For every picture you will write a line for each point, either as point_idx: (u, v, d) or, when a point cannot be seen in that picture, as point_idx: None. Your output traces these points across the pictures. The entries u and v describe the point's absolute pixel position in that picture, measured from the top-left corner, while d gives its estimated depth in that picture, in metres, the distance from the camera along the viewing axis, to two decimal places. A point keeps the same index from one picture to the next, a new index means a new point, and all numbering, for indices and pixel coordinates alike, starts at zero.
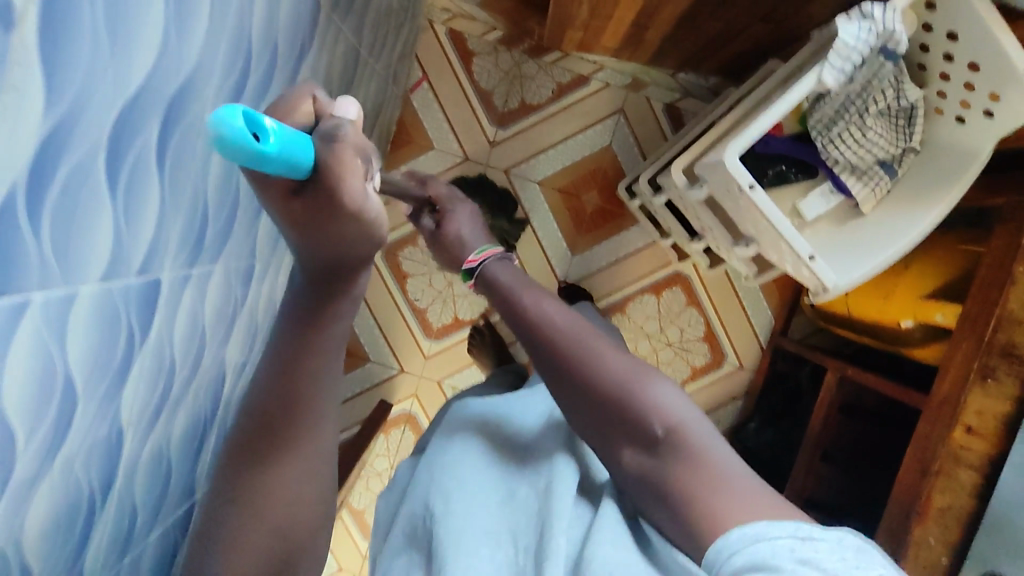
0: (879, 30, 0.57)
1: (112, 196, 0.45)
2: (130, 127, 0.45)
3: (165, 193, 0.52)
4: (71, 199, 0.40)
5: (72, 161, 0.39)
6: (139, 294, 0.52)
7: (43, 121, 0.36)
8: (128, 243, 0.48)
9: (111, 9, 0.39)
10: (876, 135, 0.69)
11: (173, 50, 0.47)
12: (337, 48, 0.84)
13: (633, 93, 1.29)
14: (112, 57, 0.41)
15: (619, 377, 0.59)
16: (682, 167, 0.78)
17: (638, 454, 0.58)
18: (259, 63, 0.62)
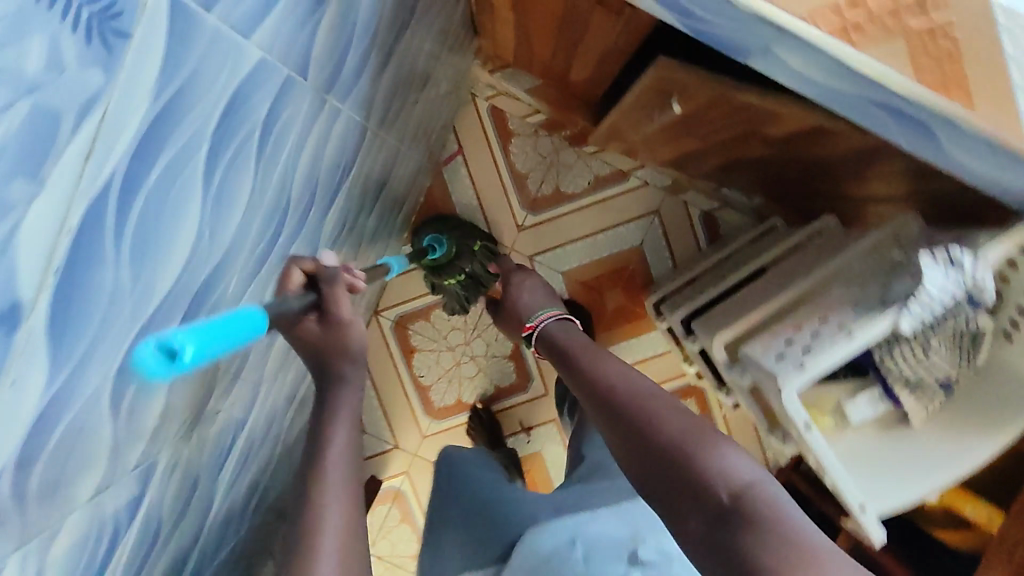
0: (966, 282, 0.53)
1: (115, 413, 0.40)
2: None
3: (176, 373, 0.47)
4: (67, 444, 0.36)
5: (73, 412, 0.34)
6: (130, 485, 0.47)
7: (44, 394, 0.31)
8: (127, 442, 0.44)
9: (139, 246, 0.34)
10: (936, 358, 0.64)
11: (206, 249, 0.42)
12: (374, 157, 0.80)
13: (671, 196, 1.24)
14: (135, 291, 0.36)
15: (678, 437, 0.51)
16: (726, 341, 0.73)
17: (702, 522, 0.48)
18: (295, 213, 0.57)
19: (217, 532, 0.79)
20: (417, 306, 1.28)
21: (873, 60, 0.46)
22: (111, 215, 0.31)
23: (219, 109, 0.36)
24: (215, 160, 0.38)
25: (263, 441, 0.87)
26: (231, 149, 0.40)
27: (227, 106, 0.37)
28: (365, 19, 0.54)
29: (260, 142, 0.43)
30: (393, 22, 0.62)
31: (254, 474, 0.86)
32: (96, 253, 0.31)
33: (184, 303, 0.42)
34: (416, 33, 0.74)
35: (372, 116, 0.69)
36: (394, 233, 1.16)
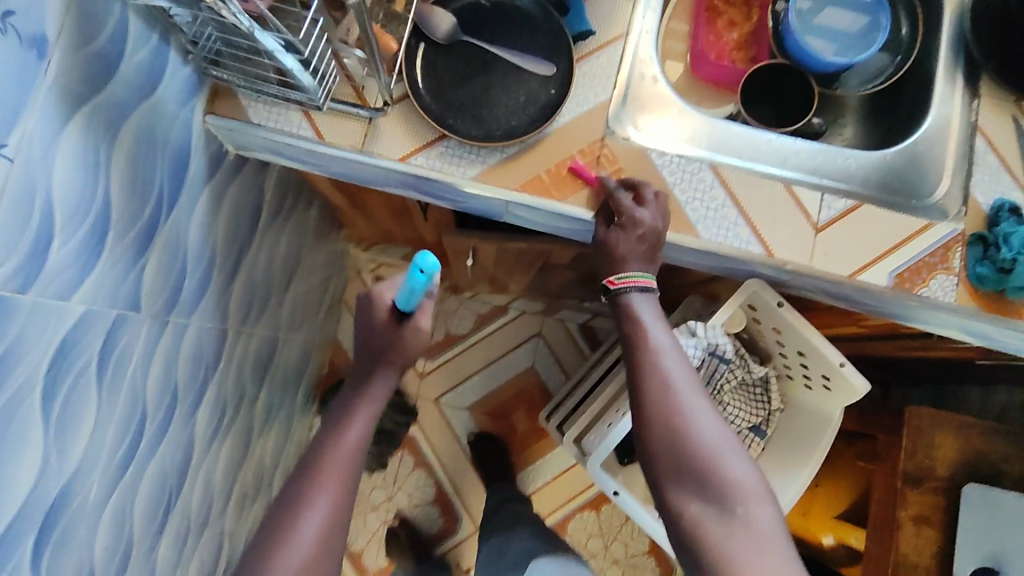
0: (704, 345, 0.66)
1: (43, 424, 0.48)
2: (70, 411, 0.51)
3: (49, 445, 0.50)
4: None
5: (0, 400, 0.43)
6: None
7: None
8: (12, 476, 0.46)
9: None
10: (734, 407, 0.76)
11: (72, 423, 0.52)
12: (251, 347, 0.90)
13: (548, 318, 1.39)
14: (73, 389, 0.51)
15: (715, 438, 0.57)
16: (573, 436, 0.85)
17: (693, 518, 0.56)
18: (154, 422, 0.65)
19: None
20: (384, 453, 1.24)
21: (568, 203, 0.64)
22: None
23: (51, 349, 0.47)
24: (52, 392, 0.49)
25: None
26: None
27: (56, 352, 0.48)
28: (192, 248, 0.66)
29: (99, 371, 0.54)
30: (229, 247, 0.75)
31: None
32: None
33: (77, 435, 0.53)
34: (269, 235, 0.87)
35: (230, 319, 0.80)
36: (299, 409, 1.23)
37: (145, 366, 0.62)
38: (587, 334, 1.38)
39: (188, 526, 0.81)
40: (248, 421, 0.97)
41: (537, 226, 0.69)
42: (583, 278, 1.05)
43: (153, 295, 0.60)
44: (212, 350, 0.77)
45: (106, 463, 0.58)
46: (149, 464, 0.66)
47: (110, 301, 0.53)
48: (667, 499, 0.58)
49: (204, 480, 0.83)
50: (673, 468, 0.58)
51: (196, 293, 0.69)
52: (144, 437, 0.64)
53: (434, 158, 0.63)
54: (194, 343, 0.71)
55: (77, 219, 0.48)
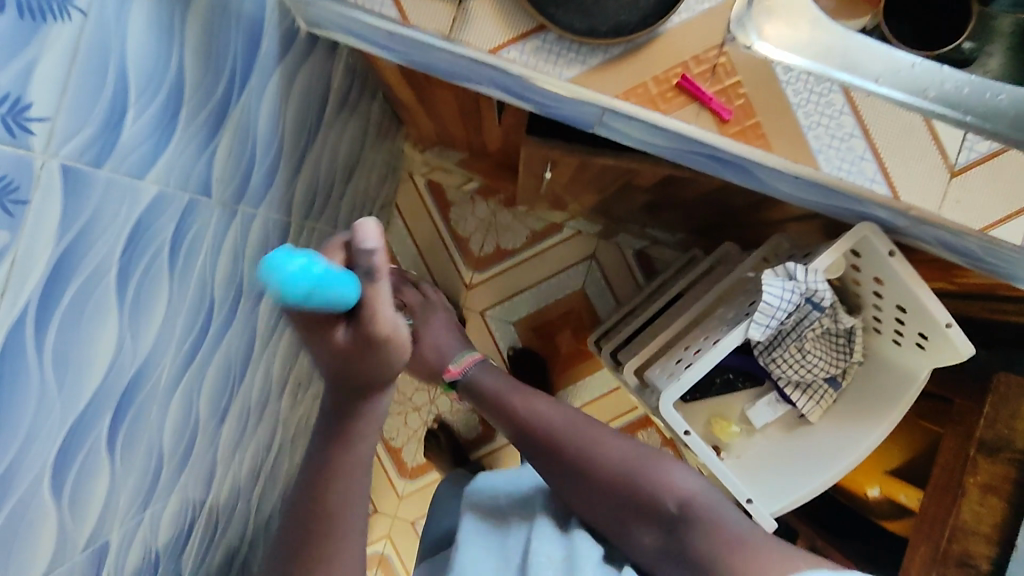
0: (802, 290, 0.60)
1: (118, 307, 0.47)
2: (143, 295, 0.50)
3: (124, 328, 0.49)
4: (34, 433, 0.42)
5: (77, 280, 0.42)
6: (55, 453, 0.45)
7: (52, 373, 0.42)
8: (90, 356, 0.46)
9: (58, 367, 0.43)
10: (814, 356, 0.72)
11: (145, 307, 0.51)
12: (311, 243, 0.88)
13: (604, 240, 1.33)
14: (145, 272, 0.49)
15: (625, 461, 0.66)
16: (634, 367, 0.82)
17: (654, 535, 0.62)
18: (222, 311, 0.65)
19: None
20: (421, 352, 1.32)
21: (674, 119, 0.56)
22: (26, 334, 0.39)
23: (125, 231, 0.45)
24: (127, 275, 0.47)
25: (231, 519, 0.92)
26: (69, 292, 0.42)
27: (130, 234, 0.46)
28: (261, 135, 0.62)
29: (170, 256, 0.52)
30: (296, 137, 0.71)
31: (219, 557, 0.90)
32: (19, 363, 0.39)
33: (150, 320, 0.52)
34: (334, 127, 0.83)
35: (294, 213, 0.78)
36: None
37: (213, 256, 0.60)
38: (644, 261, 1.33)
39: (246, 412, 0.83)
40: None
41: (630, 141, 0.62)
42: (655, 203, 0.99)
43: (222, 181, 0.57)
44: (276, 244, 0.75)
45: (176, 350, 0.58)
46: (215, 352, 0.66)
47: (182, 183, 0.51)
48: (626, 534, 0.63)
49: (263, 370, 0.84)
50: (621, 511, 0.64)
51: (264, 183, 0.66)
52: (211, 326, 0.64)
53: (529, 53, 0.56)
54: (258, 236, 0.69)
55: (150, 92, 0.44)
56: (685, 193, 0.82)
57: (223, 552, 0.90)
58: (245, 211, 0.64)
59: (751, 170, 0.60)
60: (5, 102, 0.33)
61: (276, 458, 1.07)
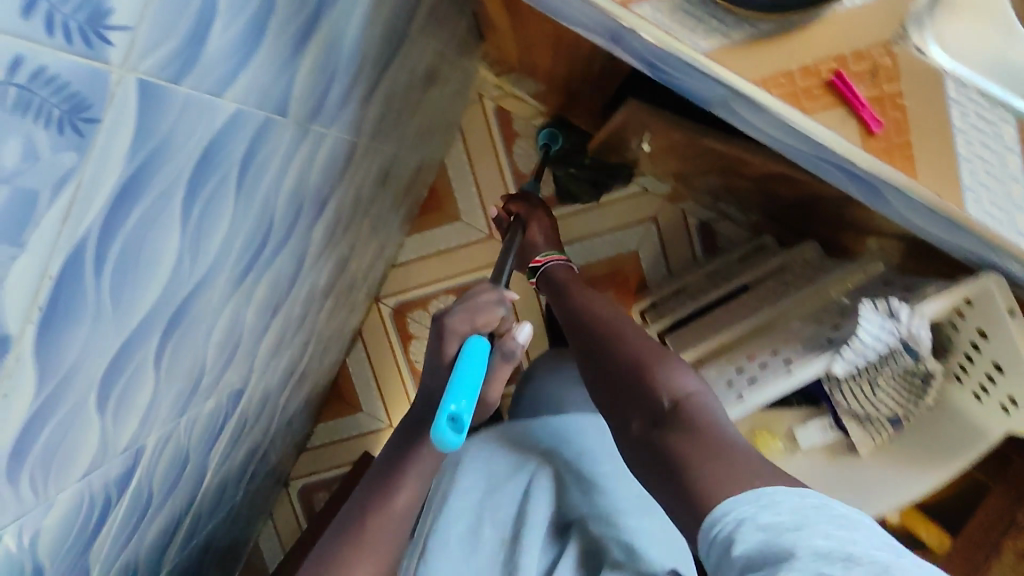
0: (900, 333, 0.55)
1: (179, 229, 0.44)
2: (207, 215, 0.47)
3: (183, 249, 0.46)
4: (84, 351, 0.40)
5: (143, 202, 0.38)
6: (103, 368, 0.44)
7: (107, 294, 0.40)
8: (146, 277, 0.43)
9: (115, 289, 0.40)
10: (883, 392, 0.67)
11: (206, 229, 0.48)
12: (373, 163, 0.84)
13: (669, 204, 1.26)
14: (210, 195, 0.46)
15: (638, 354, 0.68)
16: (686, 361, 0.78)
17: (645, 425, 0.63)
18: (279, 231, 0.62)
19: (211, 494, 0.88)
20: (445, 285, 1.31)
21: (814, 121, 0.49)
22: (87, 258, 0.36)
23: (197, 151, 0.41)
24: (193, 197, 0.44)
25: (259, 419, 0.94)
26: (133, 215, 0.38)
27: (200, 156, 0.42)
28: (346, 50, 0.57)
29: (238, 177, 0.48)
30: (379, 53, 0.65)
31: (242, 451, 0.93)
32: (76, 286, 0.37)
33: (211, 241, 0.49)
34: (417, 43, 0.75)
35: (362, 134, 0.73)
36: (395, 226, 1.21)
37: (279, 177, 0.56)
38: (706, 235, 1.26)
39: (288, 324, 0.83)
40: (354, 235, 0.94)
41: (751, 132, 0.55)
42: (740, 184, 0.91)
43: (299, 99, 0.52)
44: (340, 165, 0.71)
45: (231, 270, 0.56)
46: (266, 271, 0.64)
47: (260, 101, 0.46)
48: (622, 422, 0.66)
49: (309, 287, 0.83)
50: (621, 395, 0.67)
51: (340, 102, 0.61)
52: (266, 246, 0.61)
53: (665, 13, 0.49)
54: (325, 156, 0.65)
55: (240, 0, 0.38)
56: (782, 188, 0.75)
57: (247, 448, 0.93)
58: (316, 131, 0.59)
59: (882, 192, 0.53)
60: (84, 8, 0.28)
61: (306, 364, 1.08)
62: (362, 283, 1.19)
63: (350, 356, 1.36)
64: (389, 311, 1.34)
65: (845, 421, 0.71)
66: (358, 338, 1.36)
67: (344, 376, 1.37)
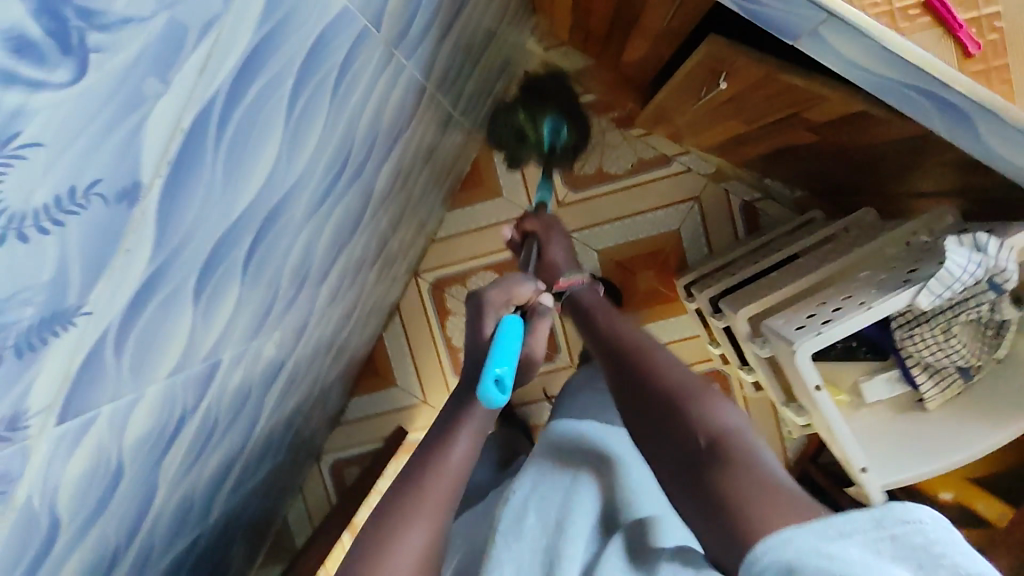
0: (989, 265, 0.54)
1: (282, 125, 0.45)
2: (306, 118, 0.47)
3: (283, 147, 0.47)
4: (190, 235, 0.41)
5: (263, 78, 0.39)
6: (203, 257, 0.44)
7: (221, 176, 0.41)
8: (249, 167, 0.44)
9: (226, 172, 0.41)
10: (959, 342, 0.66)
11: (302, 130, 0.48)
12: (432, 117, 0.85)
13: (712, 184, 1.25)
14: (311, 96, 0.46)
15: (682, 387, 0.66)
16: (748, 315, 0.77)
17: (677, 457, 0.61)
18: (356, 160, 0.63)
19: (258, 447, 0.88)
20: (455, 271, 1.34)
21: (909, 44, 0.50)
22: (212, 122, 0.37)
23: (310, 41, 0.42)
24: (298, 91, 0.44)
25: (306, 375, 0.94)
26: (253, 90, 0.39)
27: (311, 47, 0.43)
28: None
29: (334, 85, 0.49)
30: None
31: (290, 407, 0.93)
32: (198, 153, 0.37)
33: (303, 148, 0.50)
34: None
35: (432, 78, 0.74)
36: (439, 197, 1.21)
37: (363, 100, 0.57)
38: (749, 214, 1.24)
39: (346, 271, 0.84)
40: (405, 194, 0.95)
41: (834, 67, 0.55)
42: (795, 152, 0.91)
43: (390, 16, 0.53)
44: (409, 105, 0.71)
45: (315, 187, 0.56)
46: (338, 200, 0.64)
47: (363, 4, 0.47)
48: (653, 450, 0.64)
49: (367, 235, 0.84)
50: (656, 430, 0.65)
51: (420, 33, 0.62)
52: (343, 173, 0.62)
53: None
54: (401, 91, 0.65)
55: None
56: (851, 146, 0.73)
57: (293, 405, 0.93)
58: (398, 59, 0.60)
59: (972, 122, 0.52)
60: None
61: (349, 329, 1.08)
62: (404, 254, 1.20)
63: (387, 331, 1.37)
64: (427, 287, 1.35)
65: (917, 369, 0.70)
66: (396, 313, 1.36)
67: (380, 350, 1.38)
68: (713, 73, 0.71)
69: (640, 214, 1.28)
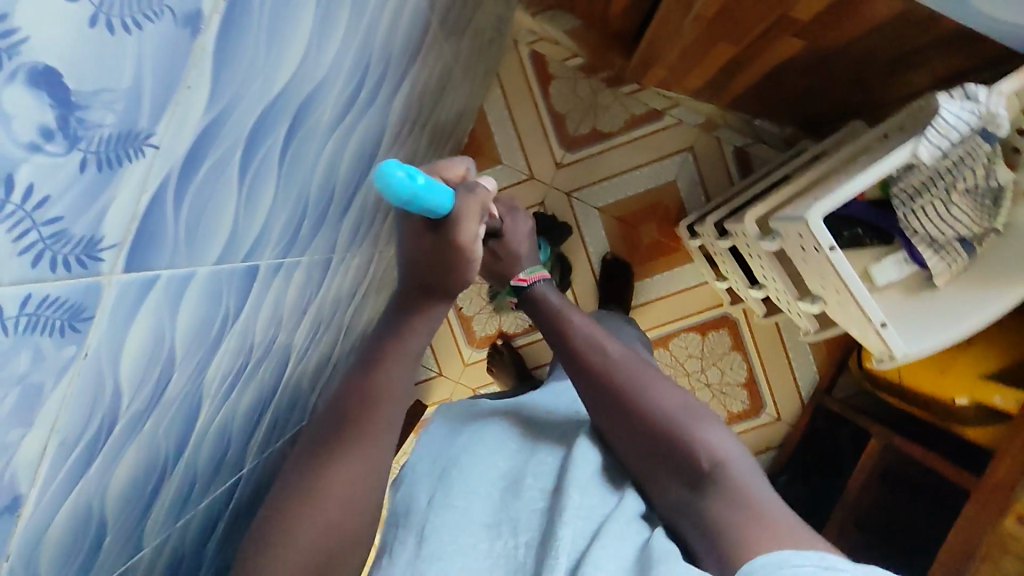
0: (981, 112, 0.57)
1: (314, 3, 0.48)
2: (332, 5, 0.50)
3: (314, 32, 0.49)
4: (237, 99, 0.43)
5: None
6: (248, 131, 0.47)
7: (264, 40, 0.43)
8: (286, 42, 0.46)
9: (269, 35, 0.43)
10: (959, 212, 0.69)
11: (330, 20, 0.51)
12: (436, 64, 0.89)
13: (704, 134, 1.30)
14: None
15: (670, 414, 0.71)
16: (755, 217, 0.80)
17: (675, 480, 0.69)
18: (373, 76, 0.66)
19: (286, 401, 0.89)
20: None
21: None
22: None
23: None
24: None
25: (328, 331, 0.95)
26: None
27: None
28: None
29: None
30: None
31: (314, 365, 0.94)
32: (246, 4, 0.40)
33: (331, 43, 0.53)
34: None
35: (435, 13, 0.78)
36: (441, 165, 1.24)
37: (380, 8, 0.60)
38: (742, 160, 1.29)
39: (363, 215, 0.86)
40: (410, 151, 0.98)
41: None
42: (783, 76, 0.95)
43: None
44: (417, 36, 0.75)
45: (339, 92, 0.59)
46: (359, 119, 0.67)
47: None
48: (649, 472, 0.71)
49: (381, 178, 0.87)
50: (652, 451, 0.71)
51: None
52: (362, 90, 0.64)
53: None
54: (409, 14, 0.69)
55: None
56: (837, 45, 0.77)
57: (317, 361, 0.94)
58: None
59: None
60: None
61: (364, 293, 1.09)
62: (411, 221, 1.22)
63: None
64: None
65: (920, 242, 0.73)
66: None
67: None
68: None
69: (638, 169, 1.32)
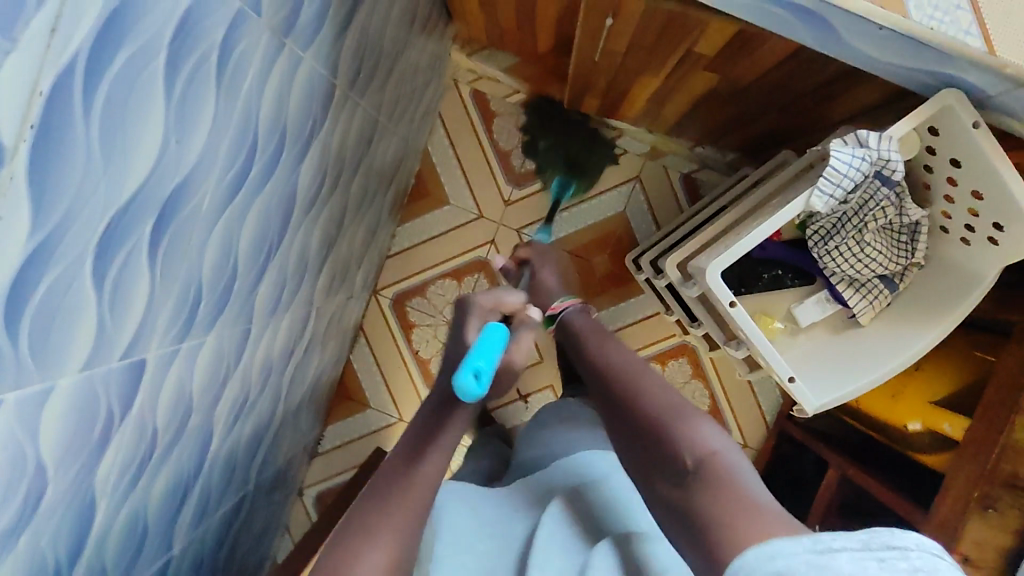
0: (871, 158, 0.62)
1: (164, 101, 0.46)
2: (191, 98, 0.49)
3: (170, 128, 0.48)
4: (72, 213, 0.42)
5: (128, 47, 0.41)
6: (97, 240, 0.45)
7: (99, 150, 0.42)
8: (132, 145, 0.45)
9: (105, 144, 0.42)
10: (873, 250, 0.77)
11: (191, 113, 0.50)
12: (354, 120, 0.88)
13: (650, 163, 1.29)
14: (193, 76, 0.48)
15: (663, 411, 0.70)
16: (675, 262, 0.82)
17: (669, 481, 0.64)
18: (265, 150, 0.64)
19: (220, 470, 0.87)
20: (413, 282, 1.35)
21: None
22: (76, 86, 0.38)
23: (173, 16, 0.44)
24: (175, 67, 0.46)
25: (263, 393, 0.94)
26: (118, 60, 0.41)
27: (179, 21, 0.45)
28: None
29: (219, 65, 0.51)
30: None
31: (249, 430, 0.93)
32: (65, 122, 0.38)
33: (199, 134, 0.52)
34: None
35: (339, 75, 0.76)
36: (386, 210, 1.23)
37: (260, 84, 0.59)
38: (689, 187, 1.28)
39: (285, 277, 0.85)
40: (339, 205, 0.97)
41: None
42: (708, 109, 0.94)
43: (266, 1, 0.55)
44: (319, 101, 0.73)
45: (220, 176, 0.58)
46: (255, 195, 0.66)
47: None
48: (647, 479, 0.67)
49: (303, 239, 0.86)
50: (648, 452, 0.68)
51: (313, 25, 0.65)
52: (253, 167, 0.63)
53: None
54: (303, 84, 0.67)
55: None
56: (748, 77, 0.75)
57: (251, 427, 0.92)
58: (290, 49, 0.62)
59: (833, 24, 0.53)
60: None
61: (306, 348, 1.08)
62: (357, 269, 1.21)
63: (354, 353, 1.37)
64: (388, 302, 1.36)
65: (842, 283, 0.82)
66: (361, 333, 1.37)
67: (348, 372, 1.38)
68: (599, 12, 0.71)
69: (587, 202, 1.30)
